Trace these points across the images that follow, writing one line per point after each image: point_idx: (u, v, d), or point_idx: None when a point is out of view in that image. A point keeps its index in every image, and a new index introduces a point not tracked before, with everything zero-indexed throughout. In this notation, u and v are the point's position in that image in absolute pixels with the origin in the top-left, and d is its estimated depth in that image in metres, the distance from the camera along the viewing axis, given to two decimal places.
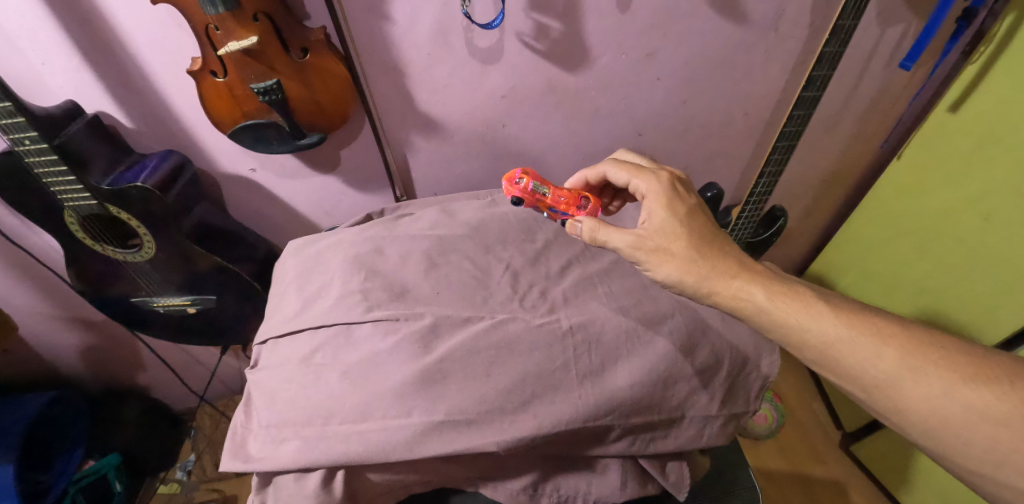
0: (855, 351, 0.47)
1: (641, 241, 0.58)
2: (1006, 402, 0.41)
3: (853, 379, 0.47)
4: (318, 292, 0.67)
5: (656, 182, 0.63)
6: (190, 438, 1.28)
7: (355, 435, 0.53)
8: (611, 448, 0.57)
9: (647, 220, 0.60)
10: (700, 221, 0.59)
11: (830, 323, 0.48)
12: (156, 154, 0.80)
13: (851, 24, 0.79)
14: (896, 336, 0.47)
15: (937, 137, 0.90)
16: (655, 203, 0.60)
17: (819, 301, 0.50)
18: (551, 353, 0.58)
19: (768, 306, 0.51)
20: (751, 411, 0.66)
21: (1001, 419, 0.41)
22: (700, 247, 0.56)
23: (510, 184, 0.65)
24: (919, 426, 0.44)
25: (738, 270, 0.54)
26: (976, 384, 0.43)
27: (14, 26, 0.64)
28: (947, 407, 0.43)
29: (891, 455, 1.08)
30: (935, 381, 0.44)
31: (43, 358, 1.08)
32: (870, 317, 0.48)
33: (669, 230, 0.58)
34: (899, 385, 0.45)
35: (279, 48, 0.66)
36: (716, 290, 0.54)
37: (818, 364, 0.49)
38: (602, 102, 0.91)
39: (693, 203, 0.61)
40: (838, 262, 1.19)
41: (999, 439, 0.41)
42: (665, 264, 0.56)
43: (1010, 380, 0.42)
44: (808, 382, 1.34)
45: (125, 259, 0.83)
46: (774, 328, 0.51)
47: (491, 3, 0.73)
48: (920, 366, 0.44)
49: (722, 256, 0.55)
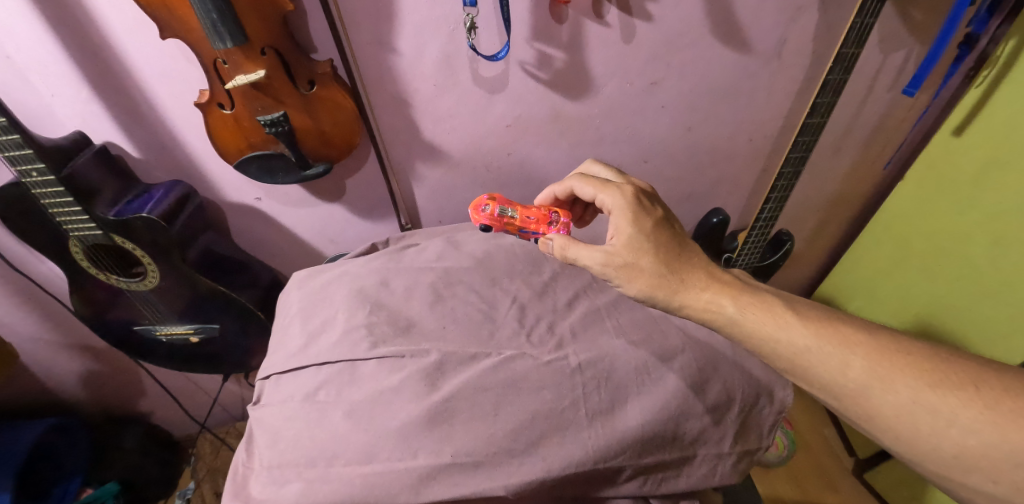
0: (823, 360, 0.46)
1: (609, 257, 0.58)
2: (972, 408, 0.40)
3: (824, 388, 0.46)
4: (322, 327, 0.66)
5: (621, 196, 0.61)
6: (190, 465, 1.27)
7: (359, 478, 0.51)
8: (621, 489, 0.56)
9: (615, 234, 0.59)
10: (668, 234, 0.58)
11: (798, 333, 0.48)
12: (162, 184, 0.80)
13: (854, 51, 0.79)
14: (863, 344, 0.46)
15: (944, 160, 0.89)
16: (621, 218, 0.59)
17: (788, 310, 0.50)
18: (559, 391, 0.57)
19: (738, 317, 0.51)
20: (765, 446, 0.64)
21: (968, 425, 0.40)
22: (669, 260, 0.56)
23: (476, 211, 0.68)
24: (890, 434, 0.44)
25: (707, 282, 0.54)
26: (942, 391, 0.42)
27: (25, 59, 0.64)
28: (915, 415, 0.42)
29: (907, 486, 1.06)
30: (902, 388, 0.43)
31: (41, 386, 1.06)
32: (838, 325, 0.48)
33: (637, 244, 0.57)
34: (868, 393, 0.44)
35: (286, 81, 0.66)
36: (687, 303, 0.54)
37: (790, 373, 0.49)
38: (607, 130, 0.91)
39: (659, 216, 0.60)
40: (845, 288, 1.17)
41: (967, 446, 0.40)
42: (636, 280, 0.56)
43: (975, 386, 0.41)
44: (822, 408, 1.31)
45: (128, 288, 0.83)
46: (745, 338, 0.51)
47: (496, 35, 0.74)
48: (887, 374, 0.44)
49: (692, 269, 0.56)
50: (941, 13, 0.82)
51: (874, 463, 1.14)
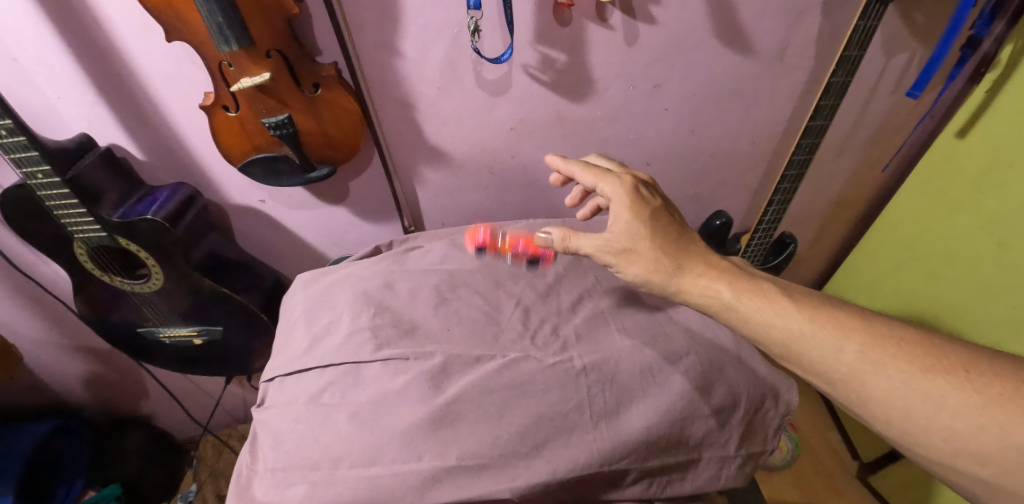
0: (817, 345, 0.46)
1: (608, 243, 0.57)
2: (962, 392, 0.41)
3: (818, 373, 0.46)
4: (327, 329, 0.66)
5: (620, 185, 0.60)
6: (191, 468, 1.27)
7: (365, 480, 0.51)
8: (626, 492, 0.56)
9: (614, 222, 0.58)
10: (668, 223, 0.58)
11: (793, 318, 0.48)
12: (167, 186, 0.80)
13: (857, 54, 0.80)
14: (858, 329, 0.46)
15: (947, 161, 0.89)
16: (621, 206, 0.58)
17: (784, 296, 0.50)
18: (564, 393, 0.57)
19: (734, 303, 0.51)
20: (770, 449, 0.64)
21: (958, 408, 0.41)
22: (668, 247, 0.56)
23: (470, 234, 0.78)
24: (882, 418, 0.44)
25: (704, 268, 0.54)
26: (934, 375, 0.42)
27: (32, 61, 0.65)
28: (906, 399, 0.42)
29: (912, 489, 1.05)
30: (895, 373, 0.43)
31: (44, 388, 1.06)
32: (833, 311, 0.48)
33: (636, 232, 0.56)
34: (860, 377, 0.44)
35: (290, 83, 0.66)
36: (684, 288, 0.54)
37: (784, 358, 0.49)
38: (611, 132, 0.91)
39: (659, 206, 0.59)
40: (848, 290, 1.17)
41: (957, 428, 0.41)
42: (634, 266, 0.56)
43: (966, 371, 0.42)
44: (826, 411, 1.31)
45: (132, 290, 0.83)
46: (740, 324, 0.51)
47: (500, 38, 0.74)
48: (881, 358, 0.44)
49: (691, 256, 0.55)
50: (944, 15, 0.82)
51: (879, 467, 1.13)
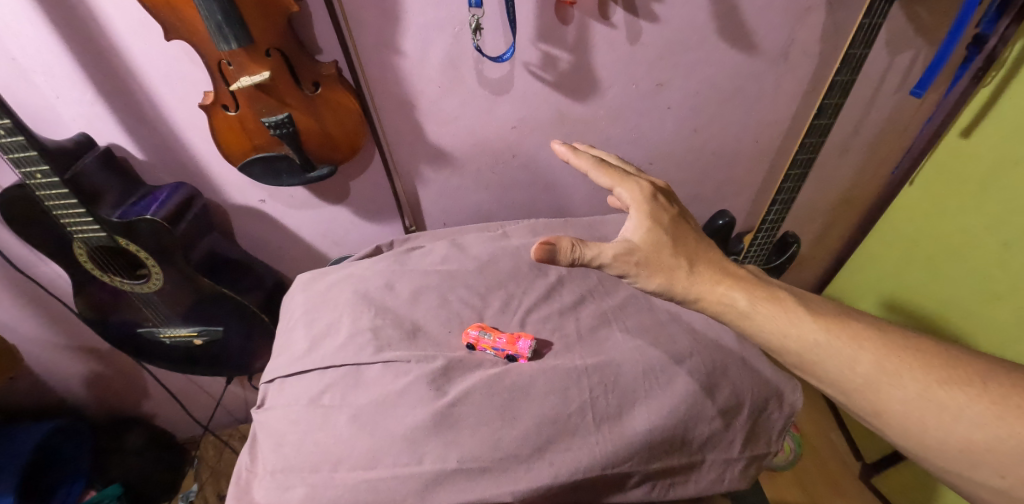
0: (833, 355, 0.46)
1: (630, 251, 0.51)
2: (980, 403, 0.41)
3: (832, 382, 0.46)
4: (327, 330, 0.66)
5: (640, 190, 0.56)
6: (192, 467, 1.27)
7: (364, 483, 0.51)
8: (629, 495, 0.55)
9: (634, 228, 0.53)
10: (688, 231, 0.54)
11: (808, 328, 0.47)
12: (166, 186, 0.79)
13: (862, 52, 0.79)
14: (873, 339, 0.46)
15: (953, 161, 0.88)
16: (640, 212, 0.54)
17: (799, 305, 0.49)
18: (566, 396, 0.56)
19: (750, 311, 0.49)
20: (773, 452, 0.63)
21: (974, 420, 0.41)
22: (689, 254, 0.52)
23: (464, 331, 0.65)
24: (897, 428, 0.44)
25: (722, 275, 0.51)
26: (951, 386, 0.43)
27: (30, 60, 0.64)
28: (923, 411, 0.43)
29: (915, 490, 1.04)
30: (911, 384, 0.43)
31: (44, 388, 1.06)
32: (848, 321, 0.48)
33: (658, 239, 0.52)
34: (876, 388, 0.44)
35: (290, 83, 0.66)
36: (702, 296, 0.51)
37: (798, 368, 0.48)
38: (613, 131, 0.90)
39: (676, 213, 0.56)
40: (852, 291, 1.16)
41: (974, 440, 0.41)
42: (656, 276, 0.51)
43: (982, 381, 0.42)
44: (828, 412, 1.31)
45: (133, 290, 0.82)
46: (755, 333, 0.49)
47: (501, 37, 0.74)
48: (896, 368, 0.44)
49: (710, 263, 0.52)
50: (950, 13, 0.81)
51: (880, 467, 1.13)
